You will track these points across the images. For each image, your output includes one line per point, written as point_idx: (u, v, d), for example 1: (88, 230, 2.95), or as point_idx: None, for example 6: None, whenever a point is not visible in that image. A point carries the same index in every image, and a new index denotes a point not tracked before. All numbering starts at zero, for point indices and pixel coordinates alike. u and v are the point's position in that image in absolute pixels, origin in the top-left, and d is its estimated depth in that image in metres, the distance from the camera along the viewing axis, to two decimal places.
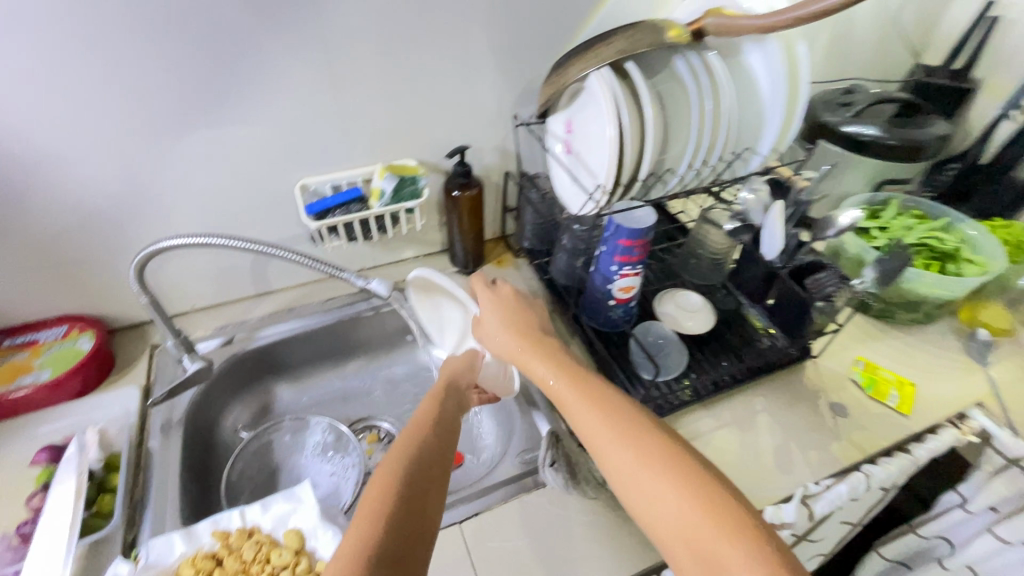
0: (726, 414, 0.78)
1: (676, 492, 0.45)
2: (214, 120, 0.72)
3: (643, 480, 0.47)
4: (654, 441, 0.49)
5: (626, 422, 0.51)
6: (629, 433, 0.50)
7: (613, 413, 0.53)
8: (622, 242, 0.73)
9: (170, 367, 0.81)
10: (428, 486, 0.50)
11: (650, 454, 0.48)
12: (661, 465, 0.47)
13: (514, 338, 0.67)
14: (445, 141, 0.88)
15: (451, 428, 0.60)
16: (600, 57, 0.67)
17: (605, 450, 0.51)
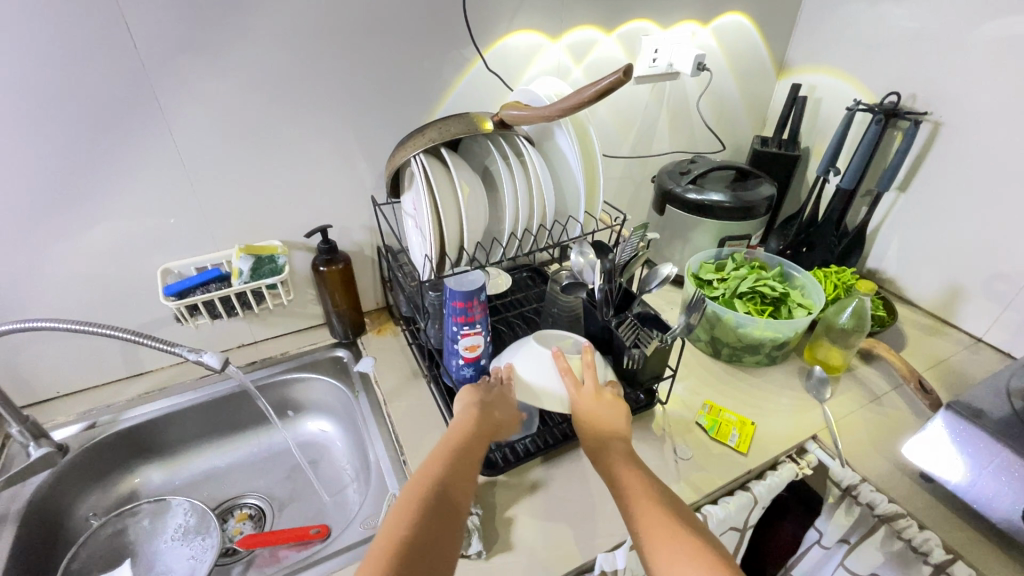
0: (572, 464, 0.82)
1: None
2: (71, 214, 0.78)
3: (679, 557, 0.51)
4: (699, 544, 0.52)
5: (677, 524, 0.55)
6: (676, 533, 0.54)
7: (662, 512, 0.56)
8: (456, 304, 0.78)
9: (20, 456, 0.81)
10: (445, 529, 0.55)
11: (698, 557, 0.51)
12: (702, 564, 0.50)
13: (596, 409, 0.71)
14: (310, 222, 0.95)
15: (472, 468, 0.63)
16: (415, 145, 0.76)
17: (655, 542, 0.53)
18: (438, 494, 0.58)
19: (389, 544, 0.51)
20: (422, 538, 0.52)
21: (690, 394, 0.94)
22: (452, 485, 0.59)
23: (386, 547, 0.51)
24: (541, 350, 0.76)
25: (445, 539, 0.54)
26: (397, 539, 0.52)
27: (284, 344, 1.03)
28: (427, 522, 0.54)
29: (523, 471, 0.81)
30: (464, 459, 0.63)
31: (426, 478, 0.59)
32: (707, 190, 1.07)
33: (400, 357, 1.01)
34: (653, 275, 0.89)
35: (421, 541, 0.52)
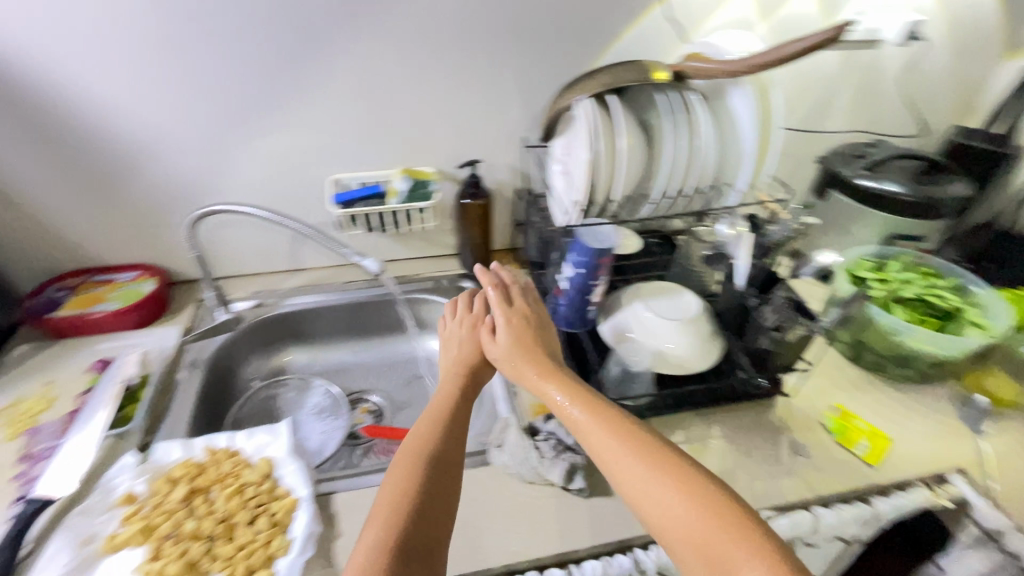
0: (681, 433, 0.81)
1: (680, 497, 0.48)
2: (272, 118, 0.89)
3: (656, 491, 0.49)
4: (653, 446, 0.53)
5: (628, 432, 0.55)
6: (626, 439, 0.54)
7: (607, 422, 0.57)
8: (597, 258, 0.79)
9: (209, 317, 0.98)
10: (442, 481, 0.57)
11: (657, 465, 0.51)
12: (659, 467, 0.51)
13: (521, 354, 0.68)
14: (462, 155, 1.00)
15: (460, 415, 0.65)
16: (585, 89, 0.76)
17: (611, 457, 0.54)
18: (431, 449, 0.59)
19: (391, 509, 0.53)
20: (427, 498, 0.55)
21: (819, 392, 0.87)
22: (443, 441, 0.61)
23: (388, 507, 0.53)
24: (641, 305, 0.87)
25: (444, 490, 0.56)
26: (398, 502, 0.53)
27: (419, 266, 1.11)
28: (422, 477, 0.56)
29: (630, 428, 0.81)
30: (448, 411, 0.65)
31: (419, 439, 0.61)
32: (883, 178, 0.95)
33: None
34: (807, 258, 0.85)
35: (421, 499, 0.54)
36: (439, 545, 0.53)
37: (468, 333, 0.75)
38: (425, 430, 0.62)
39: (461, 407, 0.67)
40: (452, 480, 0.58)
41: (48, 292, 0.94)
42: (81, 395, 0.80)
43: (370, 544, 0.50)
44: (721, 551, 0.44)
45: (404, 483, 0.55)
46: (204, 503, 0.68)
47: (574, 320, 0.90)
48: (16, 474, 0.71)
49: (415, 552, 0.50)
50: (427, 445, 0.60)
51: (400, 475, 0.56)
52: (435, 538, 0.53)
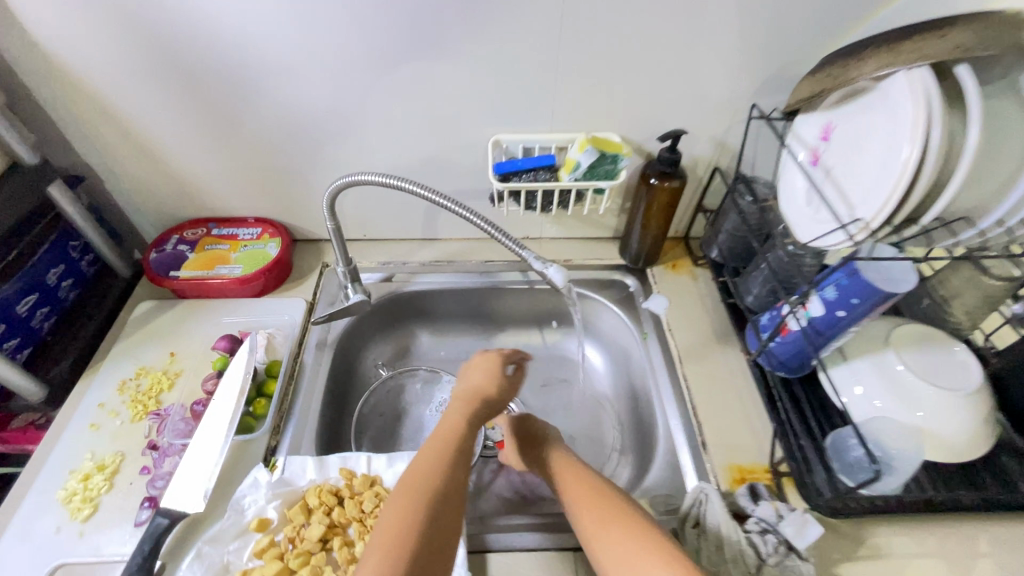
0: (936, 542, 0.60)
1: (645, 550, 0.50)
2: (432, 55, 0.70)
3: (614, 545, 0.51)
4: (625, 505, 0.55)
5: (606, 492, 0.56)
6: (603, 499, 0.56)
7: (597, 484, 0.58)
8: (874, 302, 0.55)
9: (334, 289, 0.85)
10: (441, 524, 0.50)
11: (627, 522, 0.52)
12: (622, 521, 0.53)
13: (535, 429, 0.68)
14: (659, 121, 0.76)
15: (467, 446, 0.57)
16: (920, 53, 0.49)
17: (585, 510, 0.56)
18: (432, 485, 0.52)
19: (385, 555, 0.47)
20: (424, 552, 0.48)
21: None
22: (444, 476, 0.53)
23: (380, 551, 0.47)
24: (896, 362, 0.64)
25: (442, 536, 0.50)
26: (393, 545, 0.47)
27: (570, 250, 0.92)
28: (422, 514, 0.50)
29: (863, 524, 0.61)
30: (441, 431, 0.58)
31: (412, 483, 0.52)
32: None
33: (700, 311, 0.83)
34: None
35: (422, 540, 0.48)
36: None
37: (491, 359, 0.64)
38: (427, 464, 0.54)
39: (471, 437, 0.59)
40: (449, 523, 0.51)
41: (169, 243, 0.84)
42: (208, 380, 0.70)
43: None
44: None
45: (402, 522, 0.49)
46: (343, 546, 0.57)
47: (789, 361, 0.68)
48: (144, 467, 0.63)
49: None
50: (427, 478, 0.53)
51: (399, 514, 0.50)
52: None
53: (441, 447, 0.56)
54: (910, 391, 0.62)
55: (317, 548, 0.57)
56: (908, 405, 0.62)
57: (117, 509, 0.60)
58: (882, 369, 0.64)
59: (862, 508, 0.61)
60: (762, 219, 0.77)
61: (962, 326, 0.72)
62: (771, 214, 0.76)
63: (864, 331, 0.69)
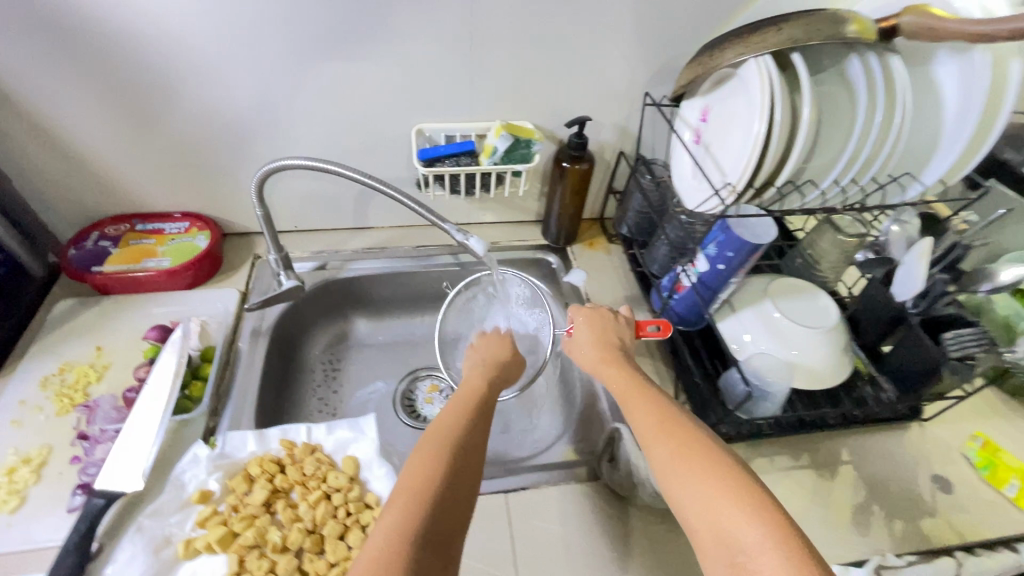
0: (808, 456, 0.72)
1: (715, 486, 0.45)
2: (353, 48, 0.74)
3: (683, 475, 0.47)
4: (693, 437, 0.51)
5: (674, 420, 0.53)
6: (670, 430, 0.52)
7: (663, 417, 0.54)
8: (745, 254, 0.66)
9: (267, 279, 0.86)
10: (470, 469, 0.48)
11: (694, 455, 0.48)
12: (696, 454, 0.49)
13: (597, 354, 0.67)
14: (566, 110, 0.85)
15: (489, 408, 0.58)
16: (763, 44, 0.59)
17: (653, 443, 0.52)
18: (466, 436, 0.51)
19: (421, 484, 0.45)
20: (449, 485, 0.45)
21: (956, 416, 0.78)
22: (471, 427, 0.52)
23: (412, 485, 0.44)
24: (773, 310, 0.75)
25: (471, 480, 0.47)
26: (425, 481, 0.45)
27: (497, 233, 0.98)
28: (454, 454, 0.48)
29: (750, 447, 0.72)
30: (472, 397, 0.58)
31: (440, 426, 0.52)
32: None
33: (614, 281, 0.93)
34: (984, 273, 0.69)
35: (452, 477, 0.46)
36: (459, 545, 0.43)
37: (497, 338, 0.72)
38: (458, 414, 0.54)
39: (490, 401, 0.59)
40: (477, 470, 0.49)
41: (89, 239, 0.83)
42: (139, 368, 0.71)
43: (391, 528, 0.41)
44: (735, 537, 0.42)
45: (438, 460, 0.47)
46: (287, 508, 0.60)
47: (687, 315, 0.78)
48: (75, 457, 0.63)
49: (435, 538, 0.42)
50: (458, 428, 0.52)
51: (431, 453, 0.48)
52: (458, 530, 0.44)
53: (468, 404, 0.56)
54: (782, 332, 0.73)
55: (261, 512, 0.60)
56: (781, 343, 0.72)
57: (47, 499, 0.59)
58: (762, 316, 0.75)
59: (748, 434, 0.72)
60: (660, 196, 0.87)
61: (828, 279, 0.83)
62: (667, 191, 0.86)
63: (750, 285, 0.80)
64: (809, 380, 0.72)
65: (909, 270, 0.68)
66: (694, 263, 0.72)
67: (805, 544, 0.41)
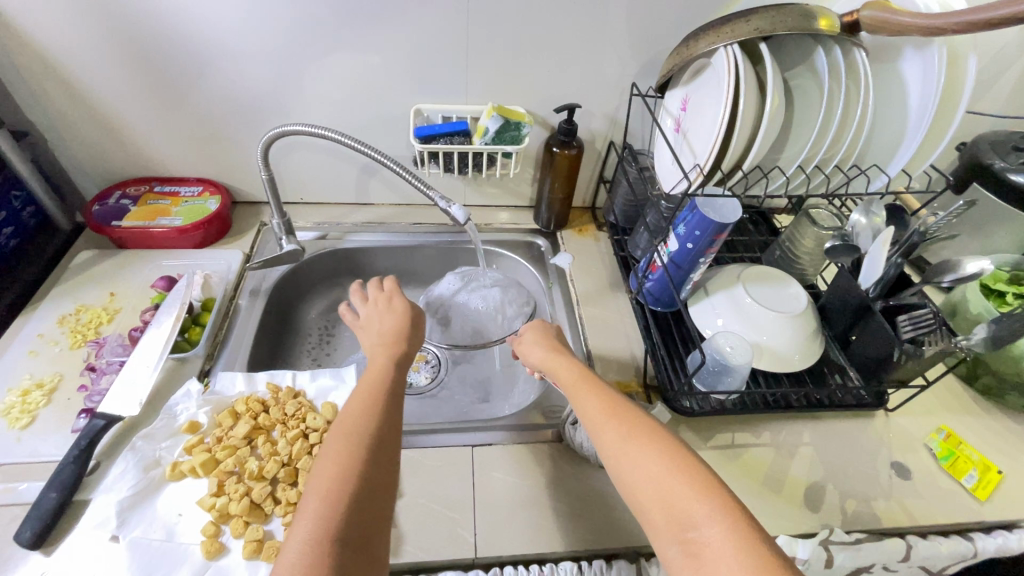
0: (769, 435, 0.74)
1: (661, 466, 0.49)
2: (359, 31, 0.80)
3: (630, 452, 0.51)
4: (643, 424, 0.53)
5: (618, 406, 0.56)
6: (618, 416, 0.55)
7: (609, 403, 0.57)
8: (712, 234, 0.69)
9: (271, 244, 0.93)
10: (379, 469, 0.49)
11: (647, 441, 0.51)
12: (646, 437, 0.52)
13: (541, 350, 0.67)
14: (558, 97, 0.89)
15: (397, 394, 0.58)
16: (732, 33, 0.63)
17: (600, 427, 0.55)
18: (370, 433, 0.51)
19: (329, 490, 0.46)
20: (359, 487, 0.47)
21: (923, 409, 0.79)
22: (376, 420, 0.53)
23: (321, 487, 0.46)
24: (743, 294, 0.78)
25: (383, 482, 0.49)
26: (336, 487, 0.46)
27: (491, 215, 1.03)
28: (360, 456, 0.49)
29: (713, 423, 0.75)
30: (374, 382, 0.58)
31: (347, 421, 0.53)
32: None
33: (598, 264, 0.97)
34: (947, 266, 0.71)
35: (363, 481, 0.48)
36: (382, 543, 0.46)
37: (395, 309, 0.69)
38: (359, 408, 0.54)
39: (395, 387, 0.58)
40: (388, 469, 0.50)
41: (112, 197, 0.90)
42: (145, 311, 0.77)
43: (306, 539, 0.43)
44: (687, 515, 0.45)
45: (344, 464, 0.48)
46: (267, 443, 0.65)
47: (660, 296, 0.82)
48: (82, 386, 0.69)
49: (354, 542, 0.44)
50: (362, 424, 0.52)
51: (339, 457, 0.49)
52: (376, 531, 0.46)
53: (373, 394, 0.56)
54: (750, 316, 0.76)
55: (242, 444, 0.64)
56: (748, 326, 0.76)
57: (54, 420, 0.66)
58: (733, 300, 0.78)
59: (711, 411, 0.74)
60: (643, 184, 0.91)
61: (806, 271, 0.88)
62: (650, 179, 0.90)
63: (725, 273, 0.83)
64: (772, 361, 0.75)
65: (873, 258, 0.70)
66: (667, 244, 0.76)
67: (749, 519, 0.44)
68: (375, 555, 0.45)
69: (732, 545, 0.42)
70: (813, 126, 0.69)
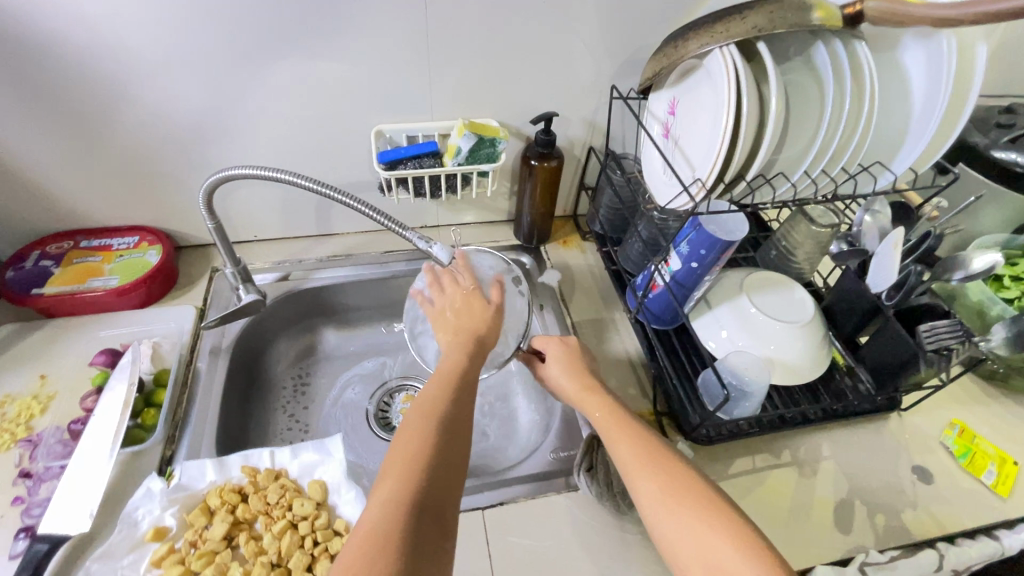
0: (789, 453, 0.71)
1: (706, 527, 0.46)
2: (304, 48, 0.70)
3: (671, 512, 0.48)
4: (684, 476, 0.50)
5: (656, 454, 0.53)
6: (657, 465, 0.52)
7: (647, 448, 0.54)
8: (720, 250, 0.64)
9: (226, 294, 0.82)
10: (454, 444, 0.49)
11: (684, 495, 0.48)
12: (687, 492, 0.49)
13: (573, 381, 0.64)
14: (532, 105, 0.82)
15: (472, 378, 0.57)
16: (728, 33, 0.57)
17: (636, 479, 0.51)
18: (447, 413, 0.51)
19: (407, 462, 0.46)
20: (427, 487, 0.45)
21: (934, 404, 0.77)
22: (453, 402, 0.53)
23: (398, 463, 0.46)
24: (747, 305, 0.74)
25: (458, 460, 0.48)
26: (411, 465, 0.46)
27: (468, 235, 0.96)
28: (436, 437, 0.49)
29: (730, 447, 0.71)
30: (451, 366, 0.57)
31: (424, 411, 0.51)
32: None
33: (589, 279, 0.91)
34: (955, 262, 0.69)
35: (440, 456, 0.47)
36: (454, 518, 0.45)
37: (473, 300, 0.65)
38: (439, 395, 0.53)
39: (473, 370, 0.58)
40: (464, 445, 0.50)
41: (29, 259, 0.77)
42: (86, 398, 0.66)
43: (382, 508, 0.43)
44: (728, 571, 0.43)
45: (420, 441, 0.48)
46: (250, 541, 0.57)
47: (662, 313, 0.76)
48: (17, 497, 0.59)
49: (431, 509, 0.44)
50: (438, 406, 0.52)
51: (414, 432, 0.49)
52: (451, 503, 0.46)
53: (450, 377, 0.56)
54: (757, 328, 0.72)
55: (221, 547, 0.56)
56: (757, 339, 0.72)
57: None
58: (738, 312, 0.74)
59: (728, 434, 0.70)
60: (630, 191, 0.85)
61: (804, 270, 0.83)
62: (637, 186, 0.84)
63: (724, 281, 0.78)
64: (784, 375, 0.71)
65: (883, 259, 0.66)
66: (668, 261, 0.70)
67: None
68: (447, 528, 0.44)
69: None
70: (814, 125, 0.64)
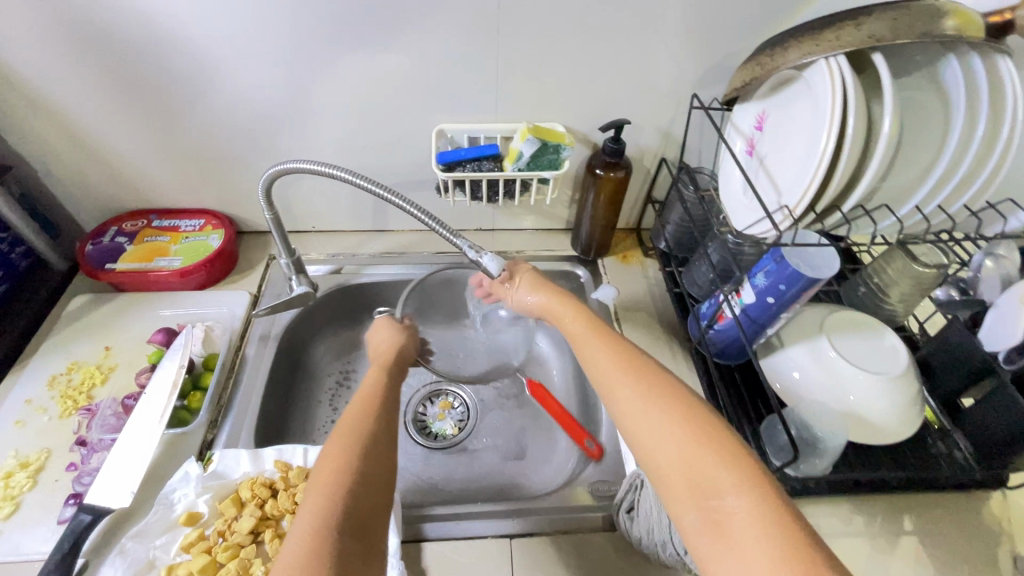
0: (862, 521, 0.63)
1: (681, 433, 0.41)
2: (373, 42, 0.69)
3: (643, 416, 0.44)
4: (661, 380, 0.46)
5: (635, 364, 0.48)
6: (641, 378, 0.46)
7: (624, 360, 0.49)
8: (799, 288, 0.57)
9: (280, 283, 0.83)
10: (383, 459, 0.45)
11: (660, 398, 0.44)
12: (662, 394, 0.45)
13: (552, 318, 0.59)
14: (602, 111, 0.77)
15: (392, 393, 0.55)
16: (838, 41, 0.49)
17: (613, 384, 0.48)
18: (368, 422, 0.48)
19: (324, 493, 0.41)
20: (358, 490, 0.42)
21: None
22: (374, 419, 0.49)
23: (322, 487, 0.41)
24: (827, 350, 0.65)
25: (382, 473, 0.44)
26: (337, 475, 0.42)
27: (524, 242, 0.92)
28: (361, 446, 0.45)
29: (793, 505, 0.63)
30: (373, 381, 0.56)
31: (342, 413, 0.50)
32: None
33: (648, 299, 0.85)
34: None
35: (362, 468, 0.43)
36: (380, 539, 0.41)
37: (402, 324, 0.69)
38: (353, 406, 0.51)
39: (389, 390, 0.56)
40: (387, 458, 0.46)
41: (107, 234, 0.81)
42: (141, 373, 0.69)
43: (308, 536, 0.37)
44: (707, 477, 0.39)
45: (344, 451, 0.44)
46: (275, 539, 0.57)
47: (727, 348, 0.70)
48: (71, 464, 0.61)
49: (355, 531, 0.39)
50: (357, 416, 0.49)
51: (326, 461, 0.44)
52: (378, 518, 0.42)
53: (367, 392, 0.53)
54: (835, 376, 0.63)
55: (247, 541, 0.56)
56: (832, 389, 0.63)
57: (40, 506, 0.58)
58: (815, 357, 0.65)
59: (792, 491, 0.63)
60: (702, 209, 0.78)
61: (897, 313, 0.72)
62: (711, 205, 0.77)
63: (802, 317, 0.69)
64: (861, 433, 0.62)
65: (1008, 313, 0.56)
66: (739, 293, 0.63)
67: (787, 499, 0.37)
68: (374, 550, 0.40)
69: (758, 518, 0.36)
70: (933, 152, 0.55)
